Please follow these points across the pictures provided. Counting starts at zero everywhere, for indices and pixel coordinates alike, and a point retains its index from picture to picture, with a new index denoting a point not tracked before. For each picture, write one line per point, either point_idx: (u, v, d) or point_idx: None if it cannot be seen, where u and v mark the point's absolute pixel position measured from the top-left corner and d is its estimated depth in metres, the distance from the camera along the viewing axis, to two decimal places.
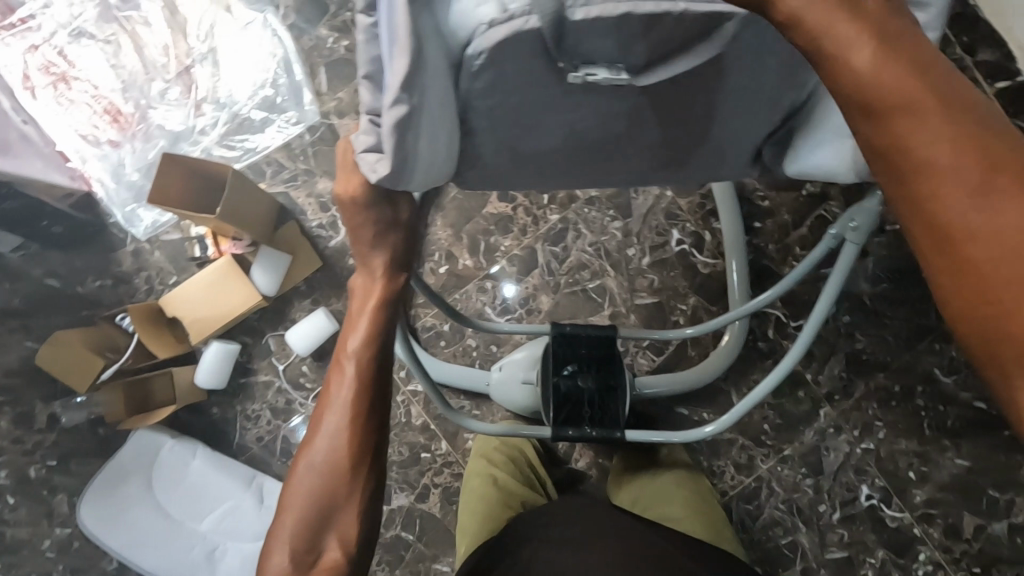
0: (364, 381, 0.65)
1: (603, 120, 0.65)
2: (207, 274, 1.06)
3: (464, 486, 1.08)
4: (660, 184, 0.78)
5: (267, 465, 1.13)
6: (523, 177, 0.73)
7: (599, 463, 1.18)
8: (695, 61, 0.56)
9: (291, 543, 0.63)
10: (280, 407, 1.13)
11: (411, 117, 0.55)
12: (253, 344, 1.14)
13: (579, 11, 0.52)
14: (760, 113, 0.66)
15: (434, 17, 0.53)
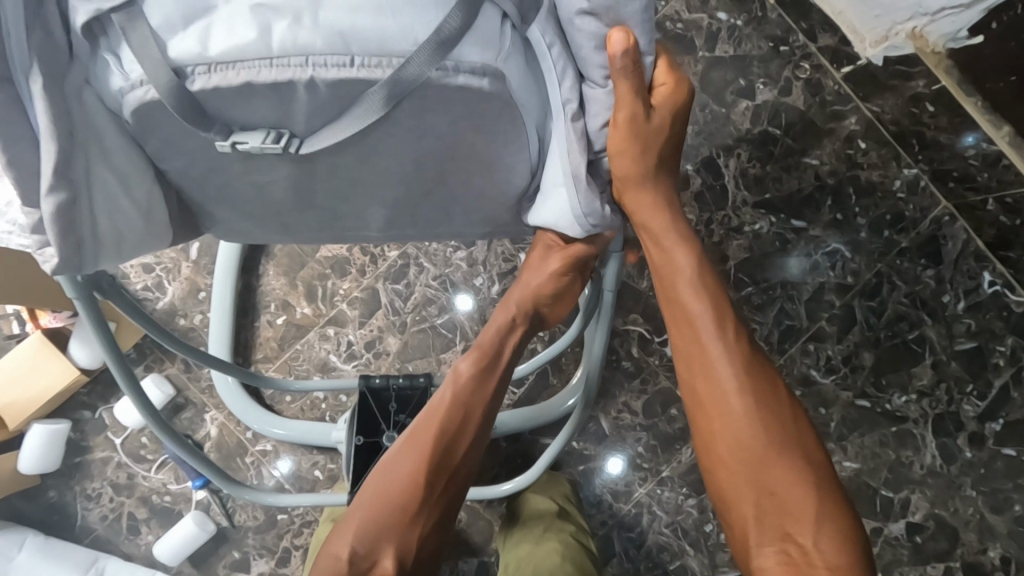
0: (444, 454, 0.74)
1: (310, 178, 0.61)
2: (18, 355, 1.01)
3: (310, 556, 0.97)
4: (438, 235, 0.73)
5: (113, 545, 1.07)
6: (273, 234, 0.70)
7: (468, 506, 1.12)
8: (352, 125, 0.53)
9: None
10: (122, 483, 1.08)
11: (72, 205, 0.53)
12: (86, 420, 1.08)
13: (197, 81, 0.50)
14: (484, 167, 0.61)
15: (91, 96, 0.53)
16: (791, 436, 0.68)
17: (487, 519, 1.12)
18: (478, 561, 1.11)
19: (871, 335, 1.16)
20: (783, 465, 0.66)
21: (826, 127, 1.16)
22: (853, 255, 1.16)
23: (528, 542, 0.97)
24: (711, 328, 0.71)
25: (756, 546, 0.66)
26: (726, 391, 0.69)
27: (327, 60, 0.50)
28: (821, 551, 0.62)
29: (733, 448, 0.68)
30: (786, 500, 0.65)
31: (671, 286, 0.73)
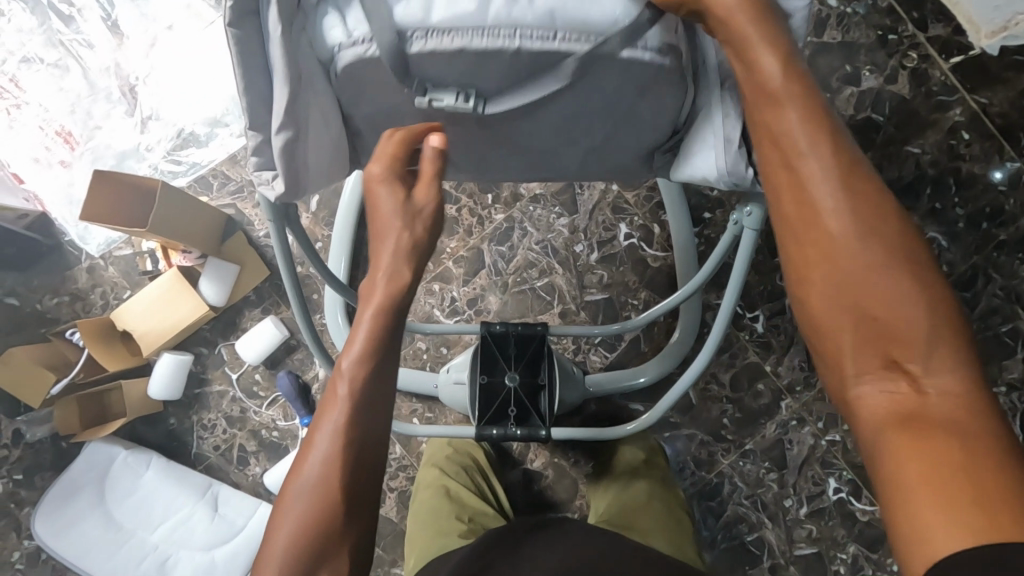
0: (357, 397, 0.54)
1: (473, 136, 0.67)
2: (156, 288, 1.08)
3: (415, 497, 1.05)
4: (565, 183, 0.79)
5: (224, 474, 1.14)
6: None
7: (556, 463, 1.17)
8: (539, 93, 0.59)
9: None
10: (234, 415, 1.15)
11: (293, 142, 0.60)
12: (206, 354, 1.15)
13: (415, 44, 0.55)
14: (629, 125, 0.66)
15: (307, 45, 0.58)
16: (904, 257, 0.45)
17: (572, 478, 1.16)
18: (561, 516, 1.16)
19: None
20: (881, 275, 0.44)
21: (930, 118, 1.17)
22: (949, 246, 1.17)
23: (619, 485, 1.04)
24: (810, 149, 0.48)
25: (854, 388, 0.44)
26: (835, 185, 0.47)
27: (534, 31, 0.55)
28: (938, 393, 0.41)
29: (838, 283, 0.45)
30: (897, 329, 0.43)
31: (770, 130, 0.50)
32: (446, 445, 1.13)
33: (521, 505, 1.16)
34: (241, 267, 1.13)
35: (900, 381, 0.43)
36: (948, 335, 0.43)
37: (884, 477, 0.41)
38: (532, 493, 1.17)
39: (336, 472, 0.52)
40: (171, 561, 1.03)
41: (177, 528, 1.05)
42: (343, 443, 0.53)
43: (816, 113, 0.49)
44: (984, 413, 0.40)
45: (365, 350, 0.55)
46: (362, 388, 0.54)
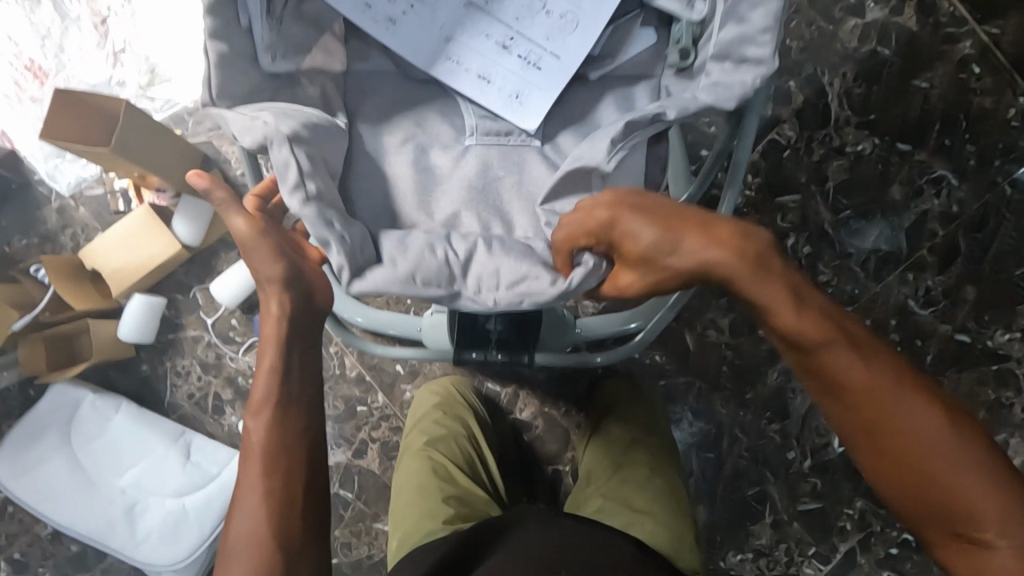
0: (274, 432, 0.62)
1: None
2: (126, 226, 1.03)
3: (400, 471, 0.99)
4: None
5: (199, 423, 1.09)
6: None
7: (546, 413, 1.11)
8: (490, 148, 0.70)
9: None
10: (210, 362, 1.10)
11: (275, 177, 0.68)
12: (180, 299, 1.10)
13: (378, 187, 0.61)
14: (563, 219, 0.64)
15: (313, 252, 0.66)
16: (926, 398, 0.53)
17: (564, 428, 1.11)
18: (552, 469, 1.11)
19: (975, 269, 1.11)
20: (920, 414, 0.52)
21: (938, 49, 1.11)
22: (960, 184, 1.11)
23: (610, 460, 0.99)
24: (852, 359, 0.53)
25: (943, 551, 0.54)
26: (882, 395, 0.53)
27: (512, 287, 0.55)
28: (1008, 542, 0.51)
29: (903, 467, 0.53)
30: (964, 503, 0.51)
31: (816, 359, 0.54)
32: (437, 399, 1.06)
33: (510, 458, 1.11)
34: (217, 207, 1.08)
35: (960, 537, 0.53)
36: (981, 467, 0.52)
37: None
38: (522, 445, 1.11)
39: (282, 510, 0.60)
40: (140, 508, 0.98)
41: (146, 474, 1.00)
42: (277, 490, 0.60)
43: (774, 272, 0.54)
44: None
45: (264, 405, 0.62)
46: (276, 437, 0.61)
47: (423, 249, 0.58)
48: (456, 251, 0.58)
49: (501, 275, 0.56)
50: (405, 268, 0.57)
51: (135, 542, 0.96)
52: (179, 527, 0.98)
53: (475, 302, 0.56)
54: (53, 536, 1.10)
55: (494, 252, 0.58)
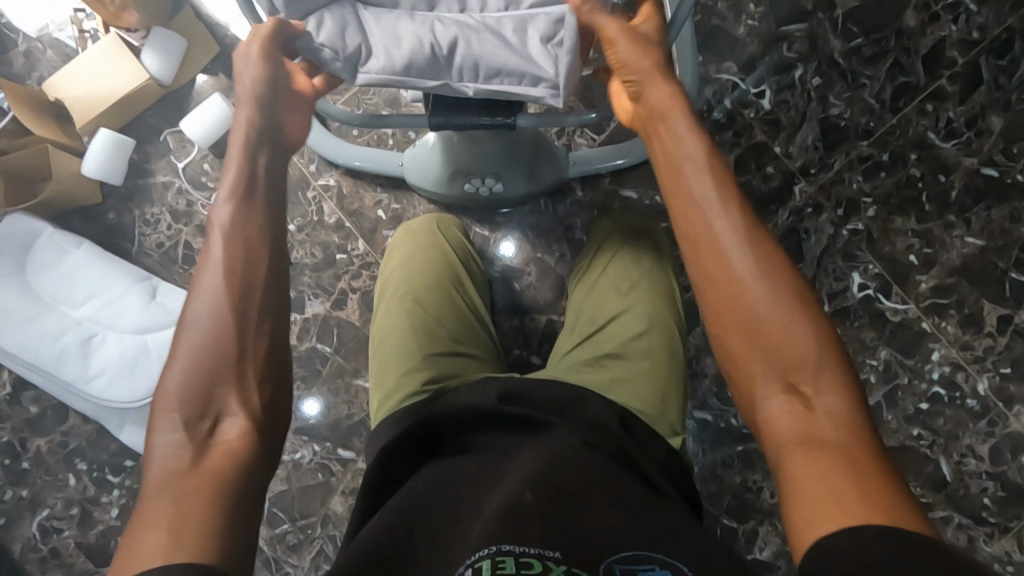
0: (239, 223, 0.57)
1: None
2: (92, 55, 0.98)
3: (378, 313, 0.89)
4: None
5: (168, 273, 1.02)
6: None
7: (538, 259, 1.03)
8: None
9: (175, 417, 0.51)
10: (180, 210, 1.04)
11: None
12: (150, 143, 1.04)
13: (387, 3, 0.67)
14: (546, 17, 0.69)
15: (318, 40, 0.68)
16: (764, 258, 0.52)
17: (558, 275, 1.03)
18: (546, 320, 1.02)
19: (1000, 96, 1.03)
20: (756, 271, 0.51)
21: None
22: (980, 9, 1.04)
23: (603, 302, 0.90)
24: (720, 206, 0.54)
25: (767, 405, 0.50)
26: (722, 244, 0.53)
27: (487, 82, 0.68)
28: (826, 397, 0.48)
29: (736, 317, 0.51)
30: (786, 353, 0.49)
31: (682, 202, 0.55)
32: (417, 241, 0.95)
33: (501, 310, 1.03)
34: (189, 45, 1.03)
35: (798, 398, 0.49)
36: (825, 339, 0.50)
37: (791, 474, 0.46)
38: (513, 294, 1.03)
39: (234, 300, 0.54)
40: (97, 339, 0.90)
41: (104, 307, 0.92)
42: (239, 282, 0.55)
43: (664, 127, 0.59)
44: (858, 406, 0.48)
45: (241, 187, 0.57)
46: (239, 222, 0.57)
47: (416, 37, 0.67)
48: (440, 44, 0.67)
49: (479, 67, 0.67)
50: (399, 58, 0.66)
51: (89, 376, 0.88)
52: (137, 365, 0.90)
53: (456, 90, 0.69)
54: (10, 398, 1.02)
55: (473, 45, 0.67)
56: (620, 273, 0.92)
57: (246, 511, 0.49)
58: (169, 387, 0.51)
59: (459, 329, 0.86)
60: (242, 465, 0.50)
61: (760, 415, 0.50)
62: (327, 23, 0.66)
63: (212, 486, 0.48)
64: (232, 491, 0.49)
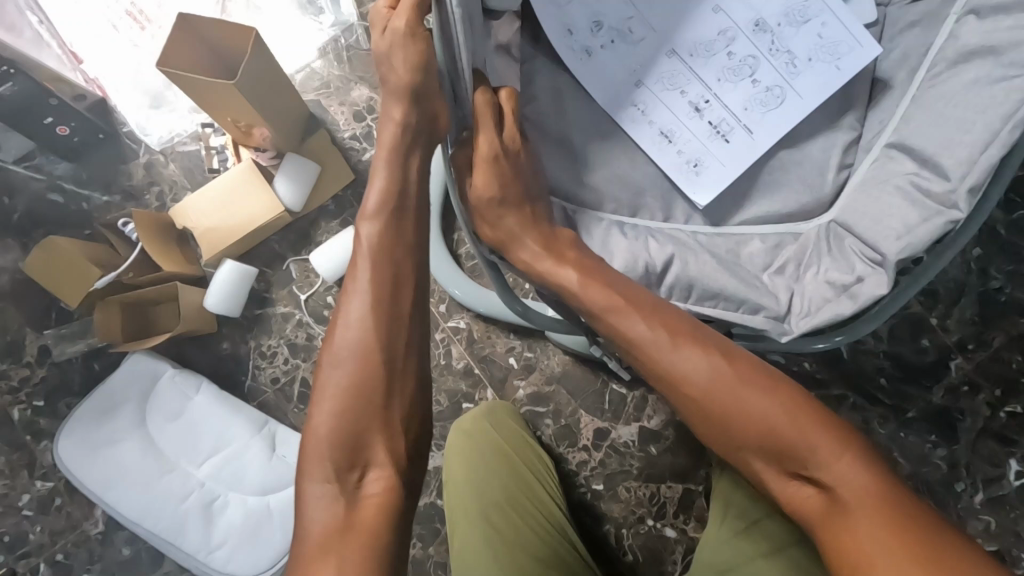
0: (382, 239, 0.55)
1: (660, 148, 0.65)
2: (226, 181, 0.92)
3: (450, 538, 0.81)
4: (774, 43, 0.63)
5: (282, 412, 0.96)
6: (621, 82, 0.65)
7: (676, 421, 0.97)
8: (732, 171, 0.64)
9: (322, 469, 0.51)
10: (300, 344, 0.97)
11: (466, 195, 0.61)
12: (272, 270, 0.98)
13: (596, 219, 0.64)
14: (761, 240, 0.64)
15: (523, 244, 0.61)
16: (742, 377, 0.51)
17: (697, 441, 0.96)
18: (682, 488, 0.96)
19: None
20: (752, 401, 0.50)
21: None
22: None
23: (749, 504, 0.80)
24: (664, 345, 0.53)
25: (785, 482, 0.51)
26: (703, 340, 0.53)
27: (697, 304, 0.61)
28: (847, 480, 0.48)
29: (760, 443, 0.50)
30: (777, 438, 0.50)
31: (643, 347, 0.53)
32: (478, 449, 0.87)
33: (635, 474, 0.96)
34: (322, 169, 0.97)
35: (811, 483, 0.50)
36: (819, 426, 0.50)
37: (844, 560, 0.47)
38: (649, 458, 0.96)
39: (382, 332, 0.53)
40: (218, 504, 0.85)
41: (226, 464, 0.86)
42: (384, 303, 0.54)
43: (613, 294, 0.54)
44: (878, 473, 0.48)
45: (380, 213, 0.56)
46: (385, 237, 0.55)
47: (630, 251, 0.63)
48: (655, 260, 0.62)
49: (694, 287, 0.61)
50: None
51: (211, 545, 0.83)
52: (259, 532, 0.84)
53: None
54: (102, 537, 0.94)
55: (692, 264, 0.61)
56: None
57: (397, 544, 0.50)
58: (325, 429, 0.51)
59: (546, 550, 0.79)
60: (395, 512, 0.51)
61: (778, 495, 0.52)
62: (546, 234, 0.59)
63: (373, 541, 0.49)
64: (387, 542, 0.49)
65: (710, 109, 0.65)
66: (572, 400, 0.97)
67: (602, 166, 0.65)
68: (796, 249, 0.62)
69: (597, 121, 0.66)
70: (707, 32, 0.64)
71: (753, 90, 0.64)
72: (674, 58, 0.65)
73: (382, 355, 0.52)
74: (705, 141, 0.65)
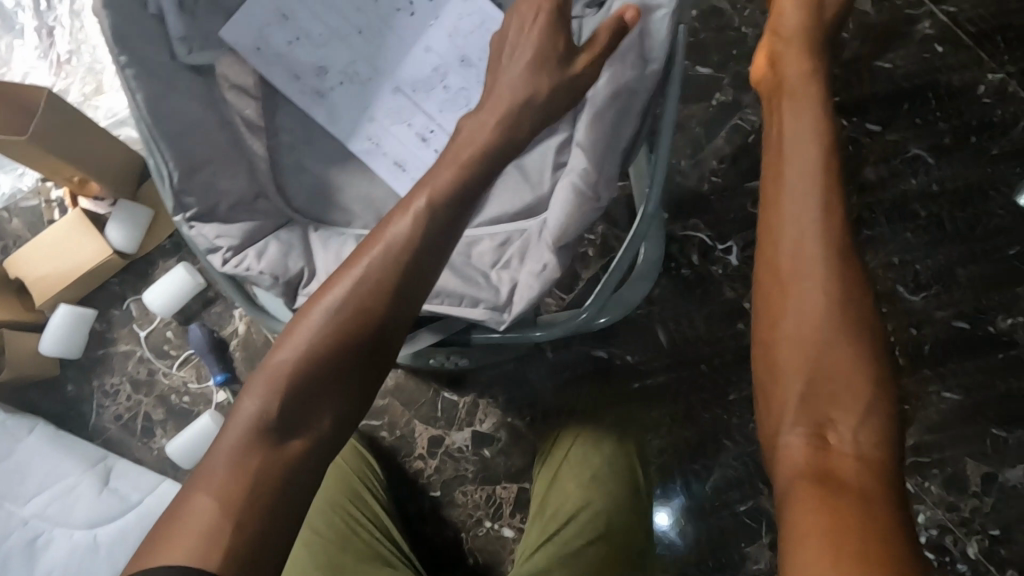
0: (416, 234, 0.56)
1: (395, 178, 0.70)
2: (58, 230, 0.98)
3: None
4: (481, 74, 0.69)
5: (126, 447, 0.99)
6: (353, 121, 0.70)
7: (508, 423, 1.00)
8: None
9: (237, 440, 0.52)
10: (141, 379, 1.01)
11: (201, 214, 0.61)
12: (112, 311, 1.03)
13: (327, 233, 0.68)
14: (491, 239, 0.69)
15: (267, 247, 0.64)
16: (844, 281, 0.54)
17: (530, 440, 1.00)
18: (518, 488, 0.99)
19: (966, 250, 1.04)
20: (826, 309, 0.53)
21: (898, 29, 1.08)
22: (937, 162, 1.05)
23: (564, 494, 0.90)
24: (815, 221, 0.55)
25: (785, 440, 0.53)
26: (807, 272, 0.54)
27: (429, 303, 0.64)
28: (853, 434, 0.51)
29: (814, 357, 0.53)
30: (832, 370, 0.52)
31: (776, 202, 0.57)
32: None
33: (471, 478, 0.99)
34: (156, 212, 1.02)
35: (824, 427, 0.52)
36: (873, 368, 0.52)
37: (789, 536, 0.48)
38: (483, 461, 0.99)
39: (355, 320, 0.54)
40: (43, 541, 0.89)
41: (53, 501, 0.91)
42: (378, 288, 0.55)
43: (820, 176, 0.57)
44: (887, 438, 0.51)
45: (437, 202, 0.56)
46: (415, 229, 0.56)
47: None
48: None
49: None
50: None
51: None
52: (84, 563, 0.89)
53: None
54: None
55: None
56: (575, 455, 0.92)
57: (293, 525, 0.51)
58: (271, 406, 0.52)
59: (371, 552, 0.87)
60: (276, 493, 0.51)
61: (779, 449, 0.53)
62: (271, 247, 0.62)
63: (254, 510, 0.50)
64: (276, 506, 0.50)
65: (435, 138, 0.70)
66: (406, 412, 1.00)
67: (342, 188, 0.71)
68: (517, 247, 0.67)
69: (329, 148, 0.71)
70: (420, 68, 0.70)
71: (470, 118, 0.70)
72: (398, 94, 0.70)
73: (335, 342, 0.53)
74: (432, 169, 0.70)
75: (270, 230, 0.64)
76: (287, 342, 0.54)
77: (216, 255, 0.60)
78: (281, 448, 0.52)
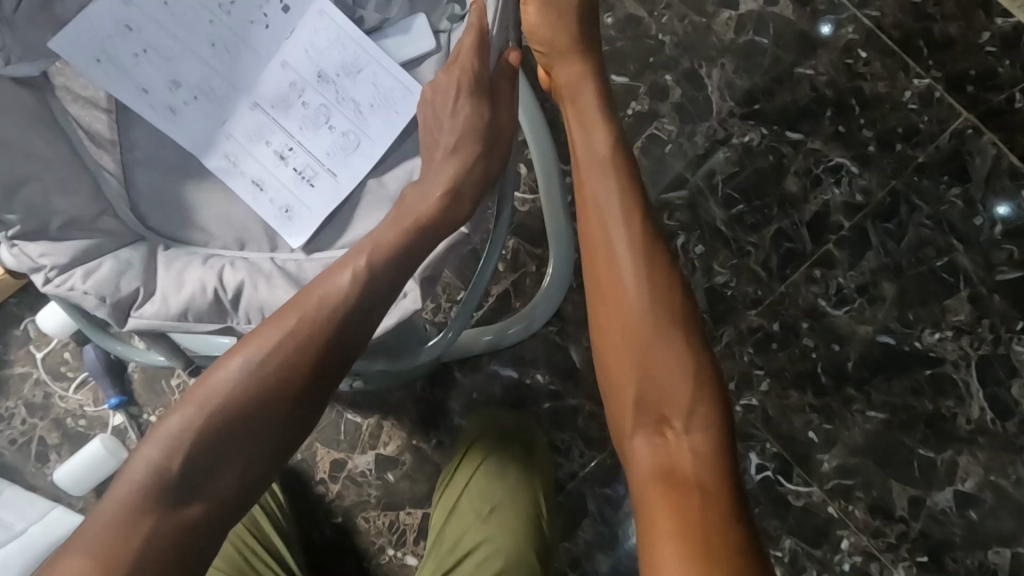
0: (336, 301, 0.56)
1: (254, 199, 0.69)
2: None
3: None
4: (342, 93, 0.69)
5: (20, 473, 0.96)
6: (206, 138, 0.68)
7: (414, 446, 0.97)
8: (323, 211, 0.68)
9: (116, 510, 0.48)
10: (37, 403, 0.98)
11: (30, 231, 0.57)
12: (9, 332, 1.00)
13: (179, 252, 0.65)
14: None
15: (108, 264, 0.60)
16: (654, 281, 0.56)
17: (435, 464, 0.96)
18: (422, 514, 0.95)
19: (891, 261, 0.99)
20: (660, 315, 0.55)
21: (820, 35, 1.04)
22: (862, 171, 1.01)
23: (461, 528, 0.79)
24: (619, 226, 0.57)
25: (632, 444, 0.54)
26: (619, 272, 0.56)
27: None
28: (693, 440, 0.51)
29: (643, 360, 0.54)
30: (662, 385, 0.53)
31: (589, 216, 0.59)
32: None
33: (373, 504, 0.95)
34: None
35: (666, 434, 0.53)
36: (698, 370, 0.54)
37: (645, 538, 0.48)
38: (387, 486, 0.96)
39: (264, 381, 0.53)
40: None
41: None
42: (289, 351, 0.54)
43: (623, 184, 0.59)
44: (722, 444, 0.52)
45: (371, 269, 0.57)
46: (337, 295, 0.56)
47: (200, 278, 0.60)
48: (226, 287, 0.60)
49: (267, 310, 0.60)
50: (176, 304, 0.59)
51: None
52: None
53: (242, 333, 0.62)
54: None
55: (261, 288, 0.61)
56: (479, 483, 0.82)
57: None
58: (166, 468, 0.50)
59: None
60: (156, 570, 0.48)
61: (625, 453, 0.54)
62: (103, 266, 0.58)
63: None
64: (164, 573, 0.48)
65: (295, 156, 0.69)
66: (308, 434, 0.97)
67: (199, 207, 0.69)
68: None
69: (185, 167, 0.69)
70: (278, 86, 0.69)
71: (331, 136, 0.69)
72: (257, 111, 0.69)
73: (237, 406, 0.52)
74: (291, 188, 0.69)
75: (110, 248, 0.61)
76: (192, 404, 0.52)
77: (39, 274, 0.57)
78: (176, 513, 0.49)
